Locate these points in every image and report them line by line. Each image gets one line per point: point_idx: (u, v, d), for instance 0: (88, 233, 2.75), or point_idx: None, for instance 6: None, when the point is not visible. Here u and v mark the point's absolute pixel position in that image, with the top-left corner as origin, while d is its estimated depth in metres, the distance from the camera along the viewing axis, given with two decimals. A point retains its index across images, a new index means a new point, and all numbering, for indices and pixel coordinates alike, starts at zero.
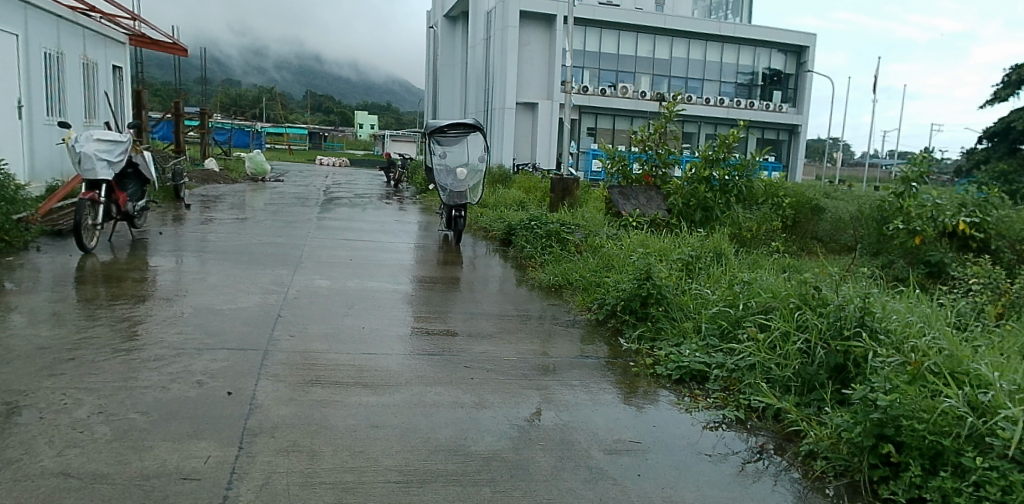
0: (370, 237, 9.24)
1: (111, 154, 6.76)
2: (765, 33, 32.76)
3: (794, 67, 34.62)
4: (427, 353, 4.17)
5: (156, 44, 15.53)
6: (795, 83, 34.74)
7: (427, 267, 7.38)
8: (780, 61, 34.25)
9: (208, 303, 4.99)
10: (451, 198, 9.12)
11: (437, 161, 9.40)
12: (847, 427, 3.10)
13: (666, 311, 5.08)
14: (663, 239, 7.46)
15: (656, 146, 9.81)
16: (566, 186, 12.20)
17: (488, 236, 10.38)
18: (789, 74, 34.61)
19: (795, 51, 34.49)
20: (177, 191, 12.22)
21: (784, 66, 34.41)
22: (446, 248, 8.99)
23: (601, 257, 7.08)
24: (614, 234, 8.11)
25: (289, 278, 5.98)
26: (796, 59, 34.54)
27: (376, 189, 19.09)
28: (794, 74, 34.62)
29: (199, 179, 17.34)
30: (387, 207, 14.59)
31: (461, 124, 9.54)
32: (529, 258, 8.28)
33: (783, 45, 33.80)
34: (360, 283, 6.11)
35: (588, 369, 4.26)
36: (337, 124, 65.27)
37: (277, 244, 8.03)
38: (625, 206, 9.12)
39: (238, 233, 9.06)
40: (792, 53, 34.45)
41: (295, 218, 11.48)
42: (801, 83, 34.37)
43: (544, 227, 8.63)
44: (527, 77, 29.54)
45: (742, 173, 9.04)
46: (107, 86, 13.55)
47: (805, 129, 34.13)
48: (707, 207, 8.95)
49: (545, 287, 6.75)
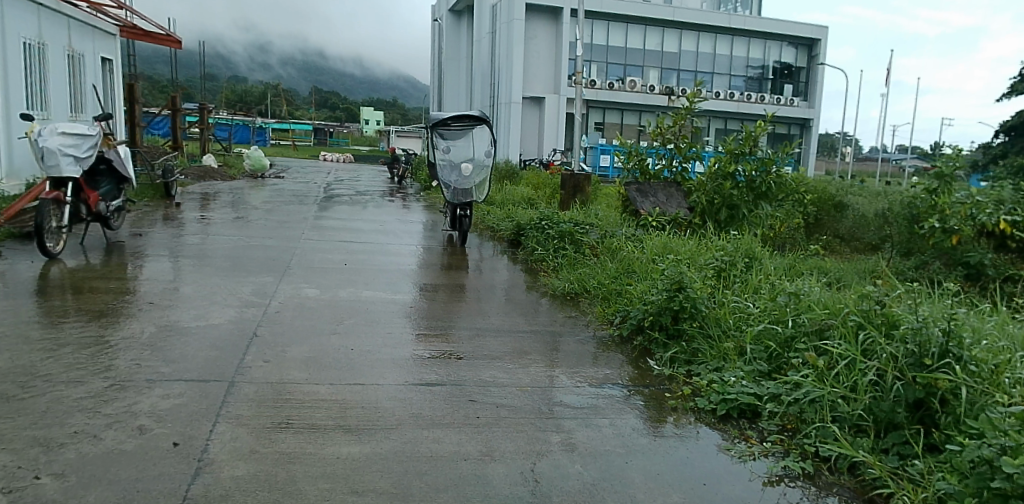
0: (368, 238, 8.60)
1: (78, 150, 6.18)
2: (777, 26, 31.92)
3: (805, 60, 33.79)
4: (426, 383, 3.51)
5: (149, 37, 14.88)
6: (807, 77, 33.88)
7: (429, 273, 6.73)
8: (791, 54, 33.44)
9: (177, 319, 4.36)
10: (456, 195, 8.52)
11: (439, 156, 8.76)
12: (956, 494, 2.44)
13: (701, 327, 4.44)
14: (687, 242, 6.78)
15: (676, 139, 9.02)
16: (578, 183, 11.55)
17: (496, 236, 9.71)
18: (800, 67, 33.75)
19: (806, 44, 33.65)
20: (167, 189, 11.65)
21: (795, 59, 33.58)
22: (451, 249, 8.35)
23: (620, 262, 6.42)
24: (632, 236, 7.44)
25: (274, 287, 5.35)
26: (807, 53, 33.69)
27: (378, 185, 18.46)
28: (806, 67, 33.77)
29: (195, 176, 16.75)
30: (390, 204, 13.95)
31: (466, 115, 8.76)
32: (540, 261, 7.63)
33: (795, 38, 32.97)
34: (353, 292, 5.47)
35: (616, 402, 3.59)
36: (343, 121, 64.73)
37: (268, 247, 7.39)
38: (644, 203, 8.44)
39: (227, 234, 8.43)
40: (803, 46, 33.64)
41: (290, 217, 10.84)
42: (813, 77, 33.51)
43: (555, 228, 7.98)
44: (534, 70, 28.87)
45: (772, 169, 8.25)
46: (95, 79, 12.96)
47: (817, 123, 33.31)
48: (734, 207, 8.26)
49: (558, 295, 6.09)
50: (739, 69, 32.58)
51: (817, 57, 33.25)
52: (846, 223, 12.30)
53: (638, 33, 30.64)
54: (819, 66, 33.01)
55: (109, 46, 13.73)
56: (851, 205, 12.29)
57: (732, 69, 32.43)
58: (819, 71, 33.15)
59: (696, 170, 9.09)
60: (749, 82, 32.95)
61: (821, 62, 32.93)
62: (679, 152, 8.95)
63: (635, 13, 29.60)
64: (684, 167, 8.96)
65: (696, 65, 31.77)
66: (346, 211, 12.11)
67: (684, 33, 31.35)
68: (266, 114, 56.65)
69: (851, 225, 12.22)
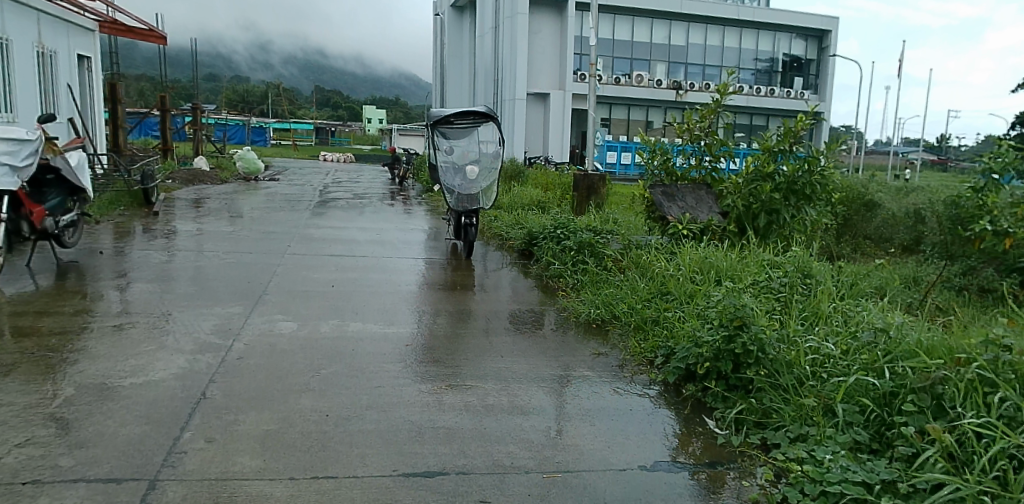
0: (363, 250, 7.69)
1: (15, 157, 5.32)
2: (787, 17, 30.87)
3: (815, 52, 32.73)
4: (421, 474, 2.60)
5: (132, 32, 13.98)
6: (817, 69, 32.81)
7: (429, 295, 5.81)
8: (801, 47, 32.39)
9: (110, 370, 3.46)
10: (460, 202, 7.57)
11: (442, 158, 7.78)
12: None
13: (770, 376, 3.53)
14: (726, 256, 5.86)
15: (705, 135, 8.03)
16: (592, 183, 10.67)
17: (504, 244, 8.81)
18: (810, 59, 32.68)
19: (816, 36, 32.60)
20: (146, 195, 10.89)
21: (806, 51, 32.52)
22: (456, 262, 7.46)
23: (654, 282, 5.52)
24: (663, 248, 6.52)
25: (241, 322, 4.45)
26: (817, 44, 32.61)
27: (377, 187, 17.53)
28: (816, 59, 32.72)
29: (184, 180, 15.85)
30: (390, 208, 13.06)
31: (471, 111, 7.83)
32: (556, 277, 6.72)
33: (805, 30, 31.91)
34: (338, 325, 4.56)
35: (675, 494, 2.69)
36: (346, 120, 64.01)
37: (247, 264, 6.51)
38: (671, 209, 7.55)
39: (205, 248, 7.54)
40: (813, 37, 32.57)
41: (279, 225, 9.95)
42: (823, 69, 32.43)
43: (572, 238, 7.07)
44: (538, 66, 27.97)
45: (816, 169, 7.30)
46: (70, 78, 12.09)
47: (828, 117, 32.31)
48: (774, 211, 7.31)
49: (581, 322, 5.18)
50: (748, 62, 31.56)
51: (828, 48, 32.18)
52: (875, 222, 10.82)
53: (645, 25, 29.66)
54: (831, 58, 31.93)
55: (87, 43, 12.87)
56: (884, 204, 10.87)
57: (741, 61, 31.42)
58: (830, 63, 32.08)
59: (729, 169, 8.18)
60: (758, 75, 31.93)
61: (833, 54, 31.84)
62: (709, 149, 8.05)
63: (642, 5, 28.61)
64: (716, 166, 8.09)
65: (705, 58, 30.80)
66: (342, 217, 11.24)
67: (691, 26, 30.34)
68: (268, 114, 55.82)
69: (881, 225, 10.75)
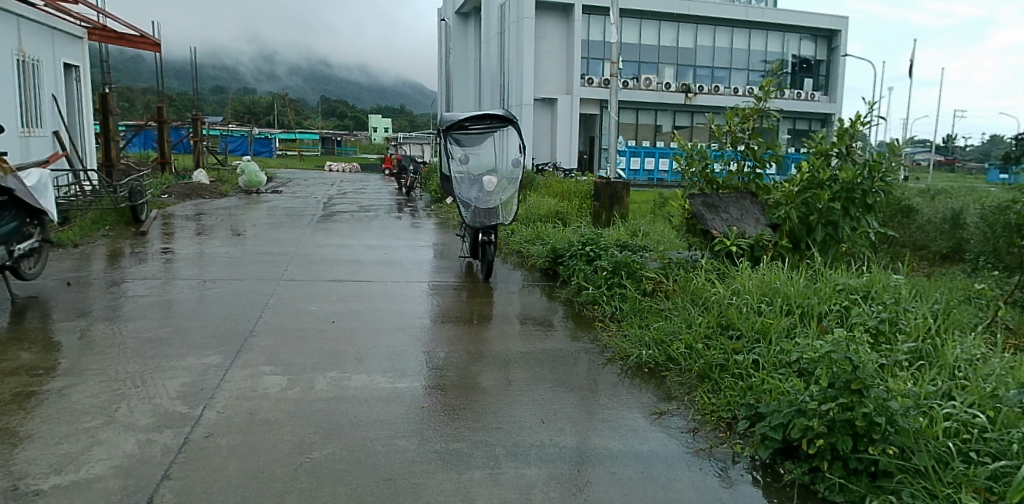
0: (368, 273, 6.85)
1: None
2: (796, 17, 29.93)
3: (825, 53, 31.74)
4: None
5: (123, 39, 13.19)
6: (828, 69, 31.80)
7: (445, 331, 4.96)
8: (811, 47, 31.42)
9: (32, 464, 2.61)
10: (476, 217, 6.66)
11: (455, 168, 6.86)
12: None
13: (905, 459, 2.71)
14: (794, 282, 5.02)
15: (748, 138, 7.24)
16: (615, 192, 9.84)
17: (524, 262, 7.96)
18: (820, 60, 31.68)
19: (826, 36, 31.59)
20: (134, 212, 10.18)
21: (815, 52, 31.54)
22: (474, 287, 6.61)
23: (713, 315, 4.68)
24: (714, 271, 5.68)
25: (217, 378, 3.59)
26: (827, 44, 31.59)
27: (383, 199, 16.71)
28: (826, 60, 31.70)
29: (180, 194, 15.08)
30: (396, 222, 12.25)
31: (489, 115, 7.09)
32: (589, 304, 5.85)
33: (814, 30, 30.96)
34: (338, 379, 3.71)
35: None
36: (351, 129, 63.46)
37: (235, 295, 5.66)
38: (715, 221, 6.70)
39: (191, 274, 6.72)
40: (822, 37, 31.59)
41: (278, 244, 9.14)
42: (833, 70, 31.42)
43: (606, 259, 6.23)
44: (545, 71, 27.21)
45: (880, 176, 6.45)
46: (55, 89, 11.31)
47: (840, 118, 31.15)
48: (831, 223, 6.47)
49: (629, 365, 4.35)
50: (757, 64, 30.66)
51: (839, 48, 31.19)
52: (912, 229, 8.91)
53: (652, 28, 28.85)
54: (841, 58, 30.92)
55: (74, 51, 12.09)
56: (921, 209, 9.02)
57: (749, 63, 30.50)
58: (840, 63, 31.06)
59: (775, 176, 7.34)
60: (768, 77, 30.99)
61: (843, 54, 30.83)
62: (752, 153, 7.21)
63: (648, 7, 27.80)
64: (759, 172, 7.25)
65: (714, 60, 29.93)
66: (346, 233, 10.43)
67: (699, 27, 29.50)
68: (273, 124, 55.24)
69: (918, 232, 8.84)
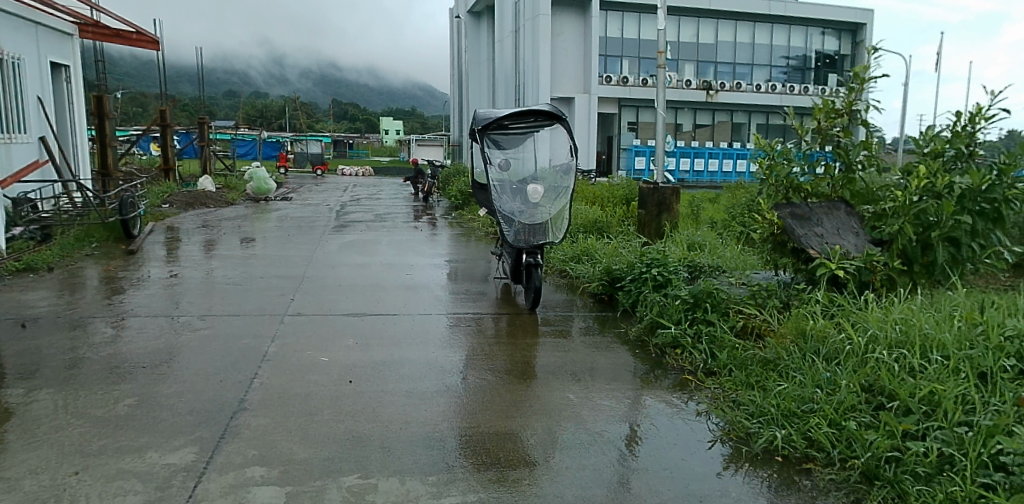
0: (388, 303, 5.75)
1: None
2: (820, 10, 28.38)
3: (850, 47, 30.18)
4: None
5: (118, 37, 12.16)
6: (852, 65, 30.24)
7: (490, 392, 3.82)
8: (834, 42, 29.78)
9: None
10: (521, 234, 5.52)
11: (494, 175, 5.71)
12: None
13: None
14: (952, 325, 3.86)
15: (840, 136, 6.07)
16: (664, 198, 8.67)
17: (570, 283, 6.84)
18: (845, 55, 30.11)
19: (850, 30, 30.06)
20: (126, 228, 9.03)
21: (839, 47, 29.93)
22: (517, 320, 5.49)
23: (853, 376, 3.57)
24: (827, 308, 4.56)
25: (183, 496, 2.47)
26: (851, 39, 30.00)
27: (398, 206, 15.60)
28: (851, 55, 30.14)
29: (182, 203, 14.04)
30: (415, 233, 11.15)
31: (533, 111, 5.96)
32: (667, 347, 4.71)
33: (838, 24, 29.38)
34: (358, 489, 2.59)
35: None
36: (363, 132, 62.64)
37: (225, 338, 4.54)
38: (809, 237, 5.52)
39: (179, 306, 5.64)
40: (847, 31, 30.02)
41: (283, 262, 8.06)
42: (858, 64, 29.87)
43: (682, 288, 5.09)
44: (562, 69, 26.06)
45: (1010, 181, 5.25)
46: (41, 90, 10.26)
47: None
48: (952, 240, 5.30)
49: (754, 448, 3.28)
50: (780, 59, 29.24)
51: (864, 43, 29.64)
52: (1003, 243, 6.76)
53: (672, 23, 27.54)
54: (867, 53, 29.37)
55: (63, 50, 11.10)
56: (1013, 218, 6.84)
57: (772, 59, 29.09)
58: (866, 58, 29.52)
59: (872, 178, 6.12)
60: (790, 73, 29.57)
61: (869, 48, 29.29)
62: (843, 154, 6.07)
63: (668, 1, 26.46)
64: (853, 175, 6.09)
65: (735, 57, 28.54)
66: (361, 247, 9.36)
67: (720, 22, 28.09)
68: (286, 127, 54.48)
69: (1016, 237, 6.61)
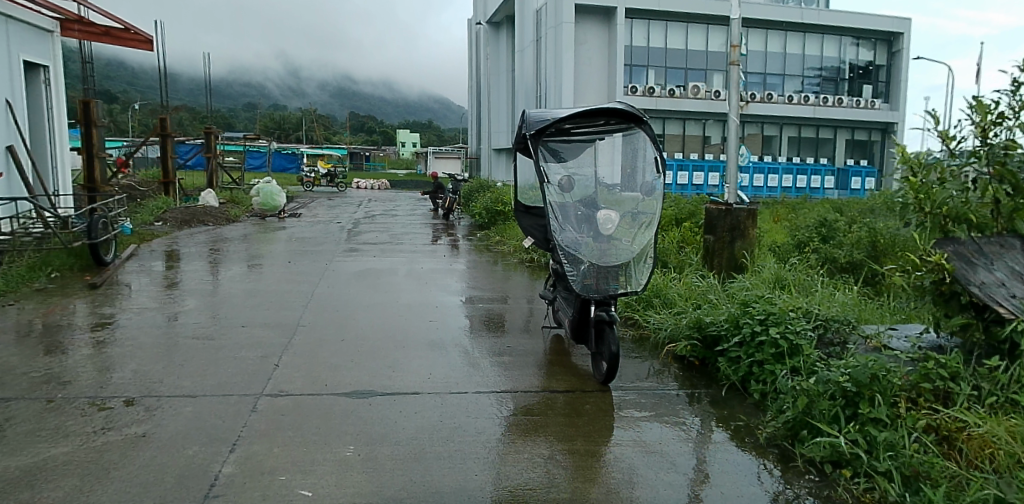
0: (404, 370, 4.27)
1: None
2: (856, 19, 26.66)
3: (885, 57, 28.43)
4: None
5: (110, 35, 10.81)
6: (888, 75, 28.48)
7: None
8: (870, 51, 28.04)
9: None
10: (591, 277, 3.98)
11: (555, 195, 4.23)
12: None
13: None
14: None
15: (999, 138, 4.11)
16: (738, 222, 7.10)
17: (639, 336, 5.31)
18: (881, 65, 28.33)
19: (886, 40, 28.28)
20: (96, 254, 7.59)
21: (874, 57, 28.17)
22: (584, 399, 3.97)
23: None
24: None
25: None
26: (888, 48, 28.27)
27: (413, 224, 14.15)
28: (887, 65, 28.39)
29: (177, 220, 12.68)
30: (436, 258, 9.70)
31: (606, 110, 4.41)
32: (825, 462, 3.22)
33: (873, 33, 27.65)
34: None
35: None
36: (380, 144, 61.61)
37: (169, 442, 3.11)
38: (992, 284, 3.91)
39: (122, 372, 4.18)
40: (882, 41, 28.27)
41: (273, 299, 6.63)
42: (896, 75, 28.10)
43: (829, 367, 3.53)
44: (586, 79, 24.60)
45: None
46: (11, 94, 8.92)
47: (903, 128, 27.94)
48: None
49: None
50: (813, 70, 27.53)
51: (902, 53, 27.89)
52: None
53: (701, 32, 25.97)
54: (905, 63, 27.60)
55: (42, 48, 9.77)
56: None
57: (805, 69, 27.40)
58: (904, 68, 27.74)
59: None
60: (823, 84, 27.79)
61: (908, 58, 27.51)
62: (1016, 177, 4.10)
63: (696, 9, 24.90)
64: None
65: (767, 67, 26.90)
66: (371, 277, 7.92)
67: (751, 31, 26.50)
68: (301, 139, 53.48)
69: None
